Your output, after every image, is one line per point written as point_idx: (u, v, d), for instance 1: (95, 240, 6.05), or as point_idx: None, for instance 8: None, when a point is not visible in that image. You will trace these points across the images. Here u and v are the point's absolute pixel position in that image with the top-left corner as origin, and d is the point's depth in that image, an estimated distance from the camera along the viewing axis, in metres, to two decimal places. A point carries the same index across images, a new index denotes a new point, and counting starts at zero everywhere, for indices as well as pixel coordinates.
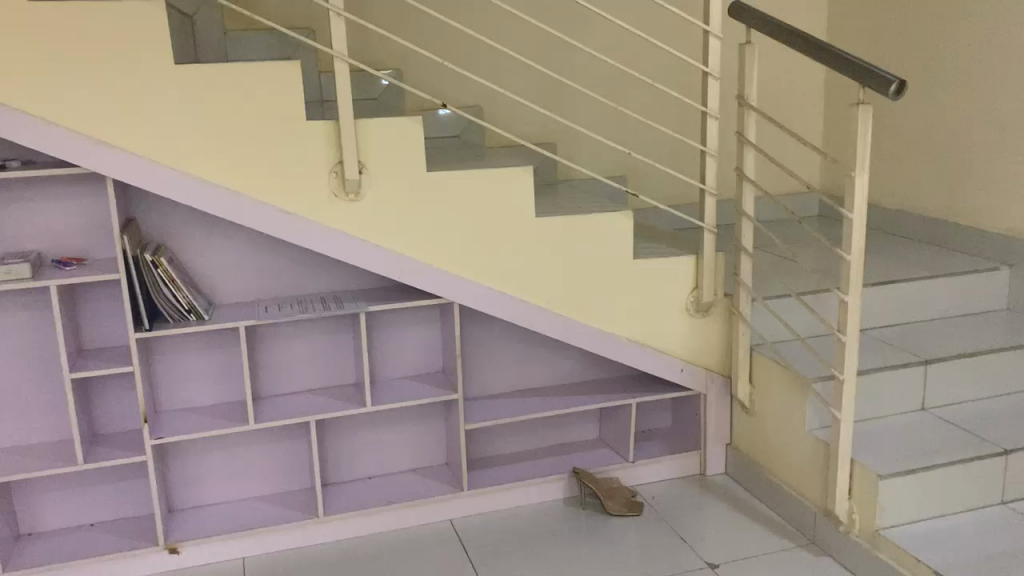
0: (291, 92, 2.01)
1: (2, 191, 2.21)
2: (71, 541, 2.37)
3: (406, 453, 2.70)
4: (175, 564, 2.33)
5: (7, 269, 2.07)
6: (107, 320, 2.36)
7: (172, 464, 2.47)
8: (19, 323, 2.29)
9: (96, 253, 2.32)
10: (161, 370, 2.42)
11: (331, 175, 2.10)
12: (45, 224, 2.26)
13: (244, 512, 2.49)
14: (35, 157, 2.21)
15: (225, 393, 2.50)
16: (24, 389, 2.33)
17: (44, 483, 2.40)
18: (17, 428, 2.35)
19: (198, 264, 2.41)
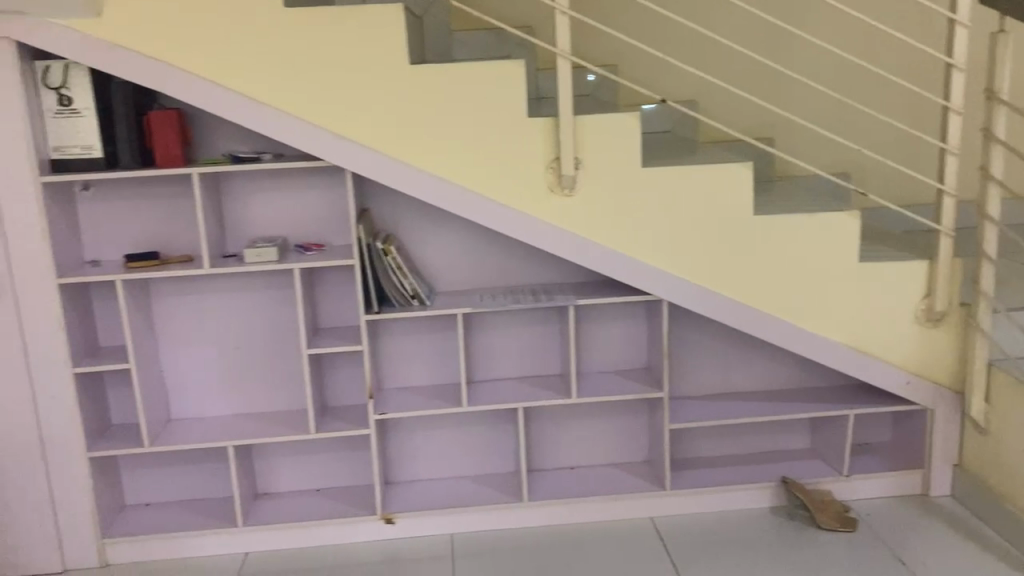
0: (513, 89, 2.09)
1: (255, 181, 2.45)
2: (300, 503, 2.59)
3: (611, 447, 2.72)
4: (392, 533, 2.49)
5: (258, 251, 2.30)
6: (338, 302, 2.55)
7: (390, 439, 2.64)
8: (265, 301, 2.53)
9: (333, 240, 2.51)
10: (384, 350, 2.59)
11: (548, 171, 2.15)
12: (290, 212, 2.48)
13: (454, 489, 2.62)
14: (284, 150, 2.43)
15: (441, 376, 2.63)
16: (265, 361, 2.57)
17: (279, 448, 2.64)
18: (258, 396, 2.59)
19: (421, 253, 2.55)
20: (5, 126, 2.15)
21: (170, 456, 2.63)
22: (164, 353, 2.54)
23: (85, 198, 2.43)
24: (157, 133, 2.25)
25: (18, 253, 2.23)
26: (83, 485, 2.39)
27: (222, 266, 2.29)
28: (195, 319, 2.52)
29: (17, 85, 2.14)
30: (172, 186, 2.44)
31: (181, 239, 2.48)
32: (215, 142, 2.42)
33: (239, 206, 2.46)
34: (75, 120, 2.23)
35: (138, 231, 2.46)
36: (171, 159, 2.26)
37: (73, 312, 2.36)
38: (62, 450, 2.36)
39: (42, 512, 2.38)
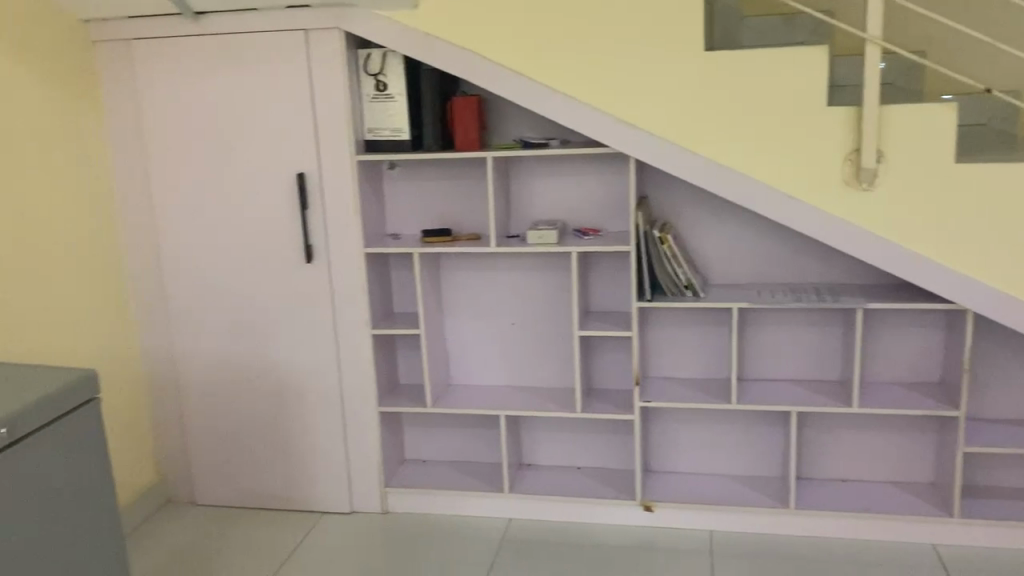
0: (812, 77, 1.99)
1: (541, 165, 2.53)
2: (561, 478, 2.67)
3: (890, 463, 2.53)
4: (650, 520, 2.51)
5: (539, 233, 2.39)
6: (612, 287, 2.59)
7: (653, 428, 2.65)
8: (542, 281, 2.62)
9: (611, 226, 2.54)
10: (654, 338, 2.59)
11: (845, 163, 2.02)
12: (572, 197, 2.54)
13: (715, 485, 2.57)
14: (571, 136, 2.49)
15: (710, 370, 2.58)
16: (538, 339, 2.67)
17: (545, 423, 2.74)
18: (529, 371, 2.70)
19: (698, 244, 2.51)
20: (331, 108, 2.40)
21: (446, 419, 2.82)
22: (448, 323, 2.72)
23: (390, 176, 2.65)
24: (457, 118, 2.40)
25: (333, 222, 2.49)
26: (372, 436, 2.63)
27: (506, 245, 2.41)
28: (477, 294, 2.67)
29: (343, 72, 2.37)
30: (465, 167, 2.60)
31: (470, 217, 2.63)
32: (507, 127, 2.53)
33: (525, 189, 2.56)
34: (389, 104, 2.43)
35: (433, 208, 2.65)
36: (468, 142, 2.40)
37: (374, 279, 2.60)
38: (357, 403, 2.61)
39: (337, 456, 2.66)
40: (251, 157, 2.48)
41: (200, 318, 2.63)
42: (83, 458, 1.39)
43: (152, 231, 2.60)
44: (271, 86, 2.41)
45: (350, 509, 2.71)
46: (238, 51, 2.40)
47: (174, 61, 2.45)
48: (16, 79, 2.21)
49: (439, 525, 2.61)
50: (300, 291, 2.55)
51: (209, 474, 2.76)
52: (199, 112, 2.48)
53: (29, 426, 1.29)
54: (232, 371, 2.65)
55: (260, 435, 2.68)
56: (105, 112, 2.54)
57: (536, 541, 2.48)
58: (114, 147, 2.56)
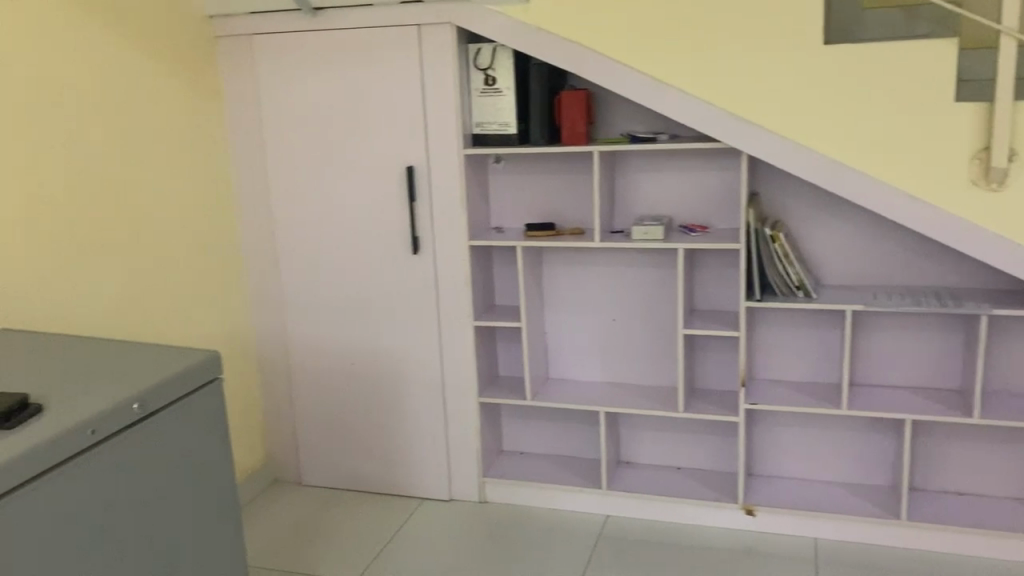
0: (940, 71, 1.90)
1: (649, 160, 2.51)
2: (661, 478, 2.65)
3: (1011, 478, 2.40)
4: (751, 525, 2.46)
5: (645, 229, 2.36)
6: (718, 285, 2.54)
7: (757, 431, 2.59)
8: (646, 278, 2.59)
9: (719, 223, 2.49)
10: (760, 339, 2.53)
11: (973, 162, 1.92)
12: (679, 193, 2.50)
13: (821, 492, 2.50)
14: (680, 130, 2.45)
15: (818, 374, 2.51)
16: (640, 336, 2.65)
17: (645, 421, 2.72)
18: (630, 368, 2.68)
19: (810, 243, 2.44)
20: (440, 102, 2.44)
21: (545, 413, 2.83)
22: (550, 318, 2.73)
23: (496, 169, 2.67)
24: (565, 112, 2.40)
25: (440, 215, 2.53)
26: (472, 427, 2.66)
27: (611, 240, 2.39)
28: (580, 289, 2.67)
29: (454, 67, 2.40)
30: (571, 161, 2.59)
31: (575, 211, 2.62)
32: (615, 122, 2.51)
33: (631, 185, 2.54)
34: (498, 98, 2.45)
35: (538, 202, 2.65)
36: (575, 137, 2.40)
37: (478, 271, 2.63)
38: (458, 393, 2.65)
39: (438, 445, 2.70)
40: (363, 149, 2.54)
41: (310, 305, 2.72)
42: (207, 435, 1.46)
43: (267, 220, 2.70)
44: (385, 80, 2.47)
45: (449, 497, 2.75)
46: (352, 46, 2.46)
47: (291, 56, 2.53)
48: (145, 73, 2.33)
49: (537, 518, 2.62)
50: (406, 282, 2.61)
51: (315, 456, 2.85)
52: (315, 104, 2.55)
53: (159, 402, 1.36)
54: (339, 358, 2.73)
55: (364, 420, 2.75)
56: (226, 105, 2.65)
57: (633, 540, 2.47)
58: (233, 139, 2.67)
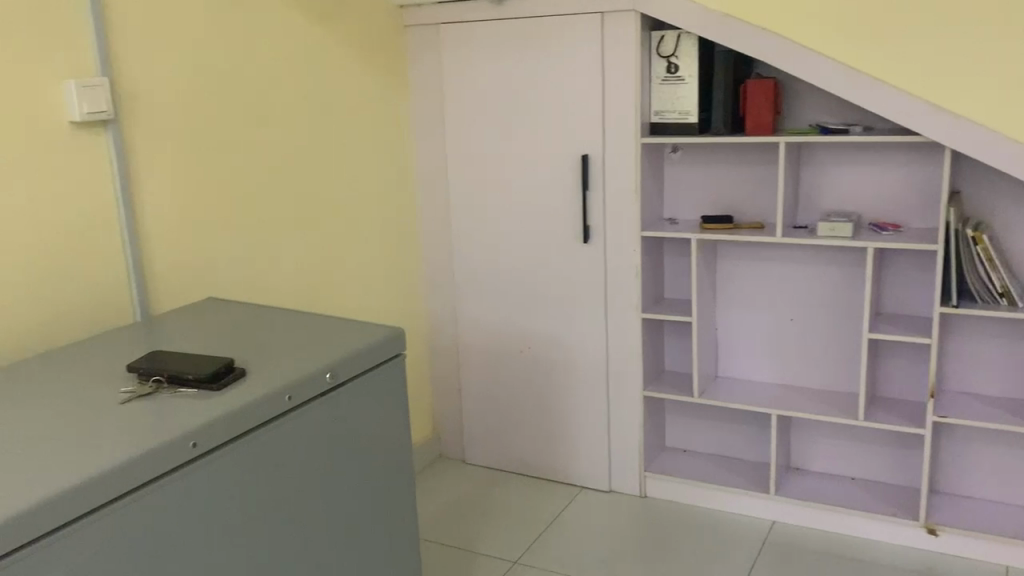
0: None
1: (838, 153, 2.38)
2: (834, 488, 2.52)
3: None
4: (933, 546, 2.30)
5: (832, 225, 2.25)
6: (908, 288, 2.38)
7: (944, 446, 2.42)
8: (828, 277, 2.47)
9: (914, 222, 2.34)
10: (953, 348, 2.36)
11: None
12: (869, 189, 2.36)
13: (1015, 518, 2.30)
14: (875, 123, 2.31)
15: (1019, 389, 2.30)
16: (818, 337, 2.52)
17: (818, 426, 2.60)
18: (806, 370, 2.57)
19: (1018, 247, 2.24)
20: (620, 90, 2.41)
21: (710, 411, 2.75)
22: (722, 314, 2.65)
23: (672, 159, 2.62)
24: (750, 101, 2.31)
25: (613, 204, 2.50)
26: (636, 419, 2.63)
27: (793, 236, 2.29)
28: (756, 285, 2.57)
29: (636, 54, 2.37)
30: (753, 153, 2.50)
31: (754, 205, 2.53)
32: (803, 111, 2.39)
33: (817, 179, 2.42)
34: (679, 86, 2.40)
35: (715, 194, 2.58)
36: (760, 126, 2.31)
37: (649, 263, 2.59)
38: (623, 385, 2.62)
39: (601, 434, 2.69)
40: (541, 136, 2.55)
41: (481, 289, 2.77)
42: (389, 406, 1.51)
43: (443, 204, 2.77)
44: (566, 67, 2.46)
45: (609, 488, 2.73)
46: (536, 34, 2.48)
47: (475, 45, 2.58)
48: (343, 62, 2.43)
49: (699, 517, 2.56)
50: (575, 271, 2.60)
51: (479, 437, 2.91)
52: (496, 91, 2.59)
53: (348, 372, 1.42)
54: (507, 342, 2.77)
55: (529, 405, 2.78)
56: (411, 92, 2.73)
57: (802, 549, 2.36)
58: (416, 124, 2.75)
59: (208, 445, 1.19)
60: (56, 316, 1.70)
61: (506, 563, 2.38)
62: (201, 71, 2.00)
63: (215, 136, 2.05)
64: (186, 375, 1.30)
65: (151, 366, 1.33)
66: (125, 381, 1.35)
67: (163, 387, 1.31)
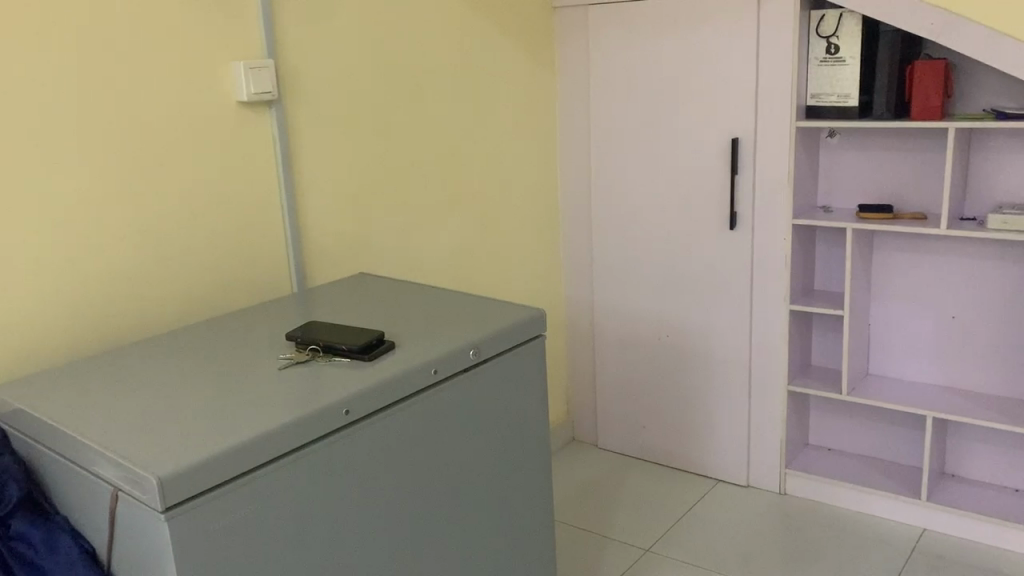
0: None
1: (1016, 140, 2.20)
2: (994, 499, 2.36)
3: None
4: None
5: (1006, 218, 2.09)
6: None
7: None
8: (999, 273, 2.30)
9: None
10: None
11: None
12: None
13: None
14: None
15: None
16: (985, 338, 2.36)
17: (981, 432, 2.43)
18: (967, 372, 2.41)
19: None
20: (776, 72, 2.32)
21: (860, 409, 2.63)
22: (877, 308, 2.52)
23: (829, 144, 2.50)
24: (917, 83, 2.17)
25: (763, 190, 2.42)
26: (778, 413, 2.55)
27: (959, 229, 2.15)
28: (915, 280, 2.43)
29: (792, 34, 2.27)
30: (918, 139, 2.35)
31: (918, 194, 2.39)
32: (977, 95, 2.23)
33: (989, 168, 2.26)
34: (840, 68, 2.28)
35: (876, 181, 2.45)
36: (928, 111, 2.17)
37: (800, 252, 2.49)
38: (766, 378, 2.54)
39: (739, 427, 2.62)
40: (690, 120, 2.50)
41: (621, 273, 2.75)
42: (529, 386, 1.53)
43: (587, 187, 2.75)
44: (719, 49, 2.40)
45: (746, 482, 2.66)
46: (688, 15, 2.42)
47: (623, 26, 2.54)
48: (492, 43, 2.45)
49: (842, 519, 2.46)
50: (720, 258, 2.54)
51: (615, 423, 2.89)
52: (643, 74, 2.55)
53: (490, 350, 1.44)
54: (646, 328, 2.74)
55: (667, 392, 2.74)
56: (558, 74, 2.73)
57: (955, 561, 2.23)
58: (562, 106, 2.74)
59: (358, 414, 1.24)
60: (219, 287, 1.81)
61: (638, 550, 2.36)
62: (359, 54, 2.07)
63: (369, 117, 2.12)
64: (340, 345, 1.35)
65: (307, 335, 1.40)
66: (283, 348, 1.43)
67: (318, 356, 1.37)
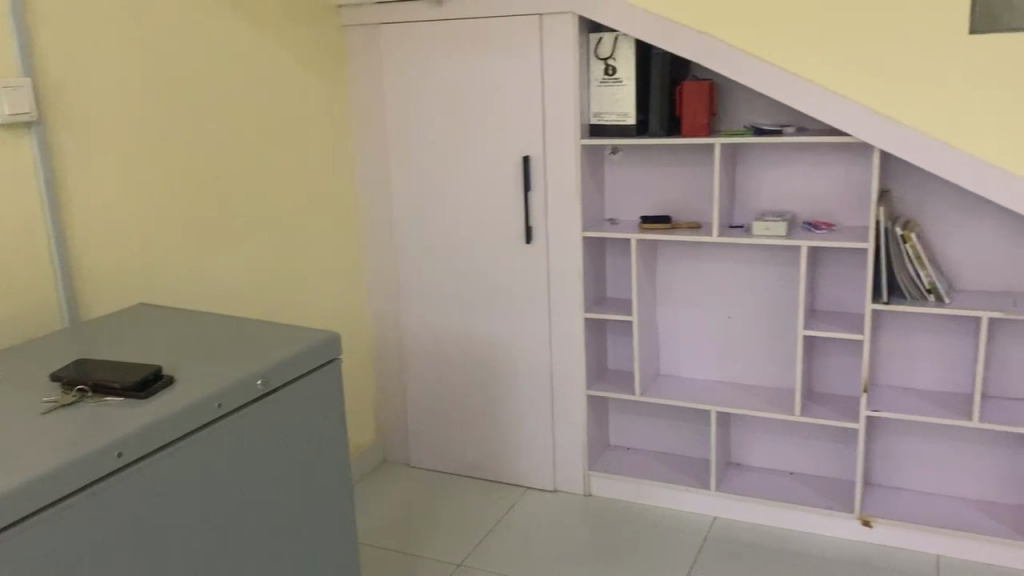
0: None
1: (774, 154, 2.42)
2: (773, 482, 2.57)
3: None
4: (868, 537, 2.36)
5: (767, 224, 2.29)
6: (841, 285, 2.43)
7: (876, 438, 2.48)
8: (766, 276, 2.51)
9: (845, 221, 2.39)
10: (885, 344, 2.40)
11: None
12: (804, 189, 2.41)
13: (947, 509, 2.37)
14: (807, 124, 2.36)
15: (952, 383, 2.35)
16: (758, 336, 2.57)
17: (759, 423, 2.64)
18: (744, 368, 2.61)
19: (943, 245, 2.29)
20: (560, 91, 2.42)
21: (653, 408, 2.78)
22: (663, 313, 2.68)
23: (612, 161, 2.64)
24: (686, 102, 2.34)
25: (555, 204, 2.51)
26: (580, 419, 2.65)
27: (729, 236, 2.33)
28: (696, 285, 2.61)
29: (573, 55, 2.38)
30: (691, 155, 2.53)
31: (693, 205, 2.56)
32: (738, 113, 2.44)
33: (752, 180, 2.46)
34: (617, 88, 2.42)
35: (655, 193, 2.60)
36: (696, 128, 2.34)
37: (591, 264, 2.60)
38: (566, 385, 2.64)
39: (544, 434, 2.70)
40: (481, 137, 2.55)
41: (423, 290, 2.76)
42: (324, 411, 1.49)
43: (385, 205, 2.75)
44: (505, 69, 2.47)
45: (554, 488, 2.74)
46: (476, 34, 2.48)
47: (415, 46, 2.56)
48: (279, 61, 2.40)
49: (643, 514, 2.59)
50: (517, 272, 2.61)
51: (424, 440, 2.90)
52: (435, 92, 2.58)
53: (280, 378, 1.40)
54: (451, 344, 2.76)
55: (473, 405, 2.78)
56: (351, 93, 2.71)
57: (743, 543, 2.40)
58: (356, 125, 2.73)
59: (134, 456, 1.16)
60: None
61: (451, 565, 2.37)
62: (131, 70, 1.96)
63: (145, 140, 2.00)
64: (112, 384, 1.27)
65: (76, 375, 1.30)
66: (49, 390, 1.32)
67: (87, 397, 1.28)
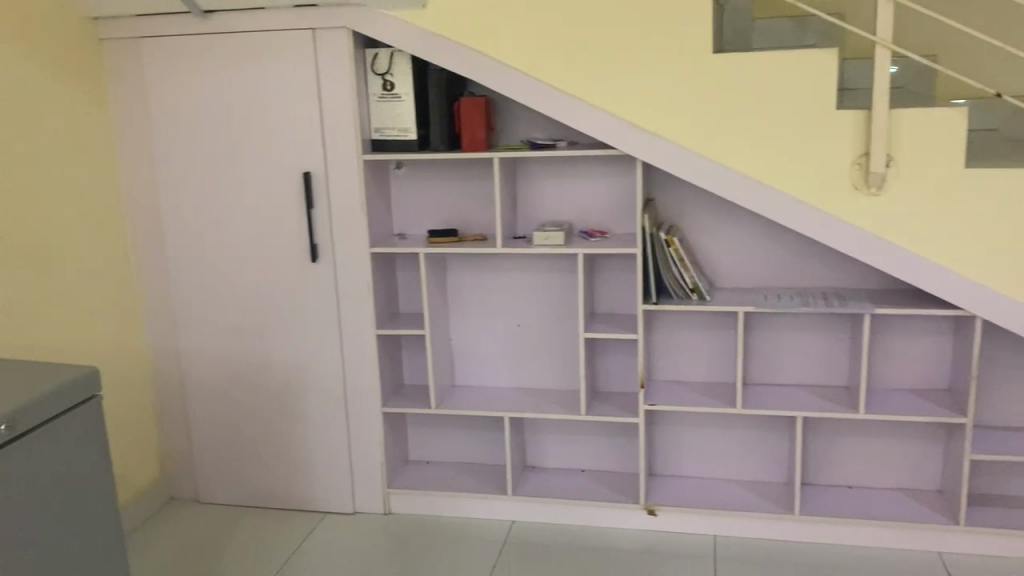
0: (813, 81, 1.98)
1: (549, 166, 2.52)
2: (566, 481, 2.67)
3: (897, 470, 2.50)
4: (653, 525, 2.51)
5: (546, 234, 2.38)
6: (618, 289, 2.57)
7: (656, 431, 2.64)
8: (548, 283, 2.61)
9: (617, 229, 2.53)
10: (658, 342, 2.56)
11: (855, 167, 2.01)
12: (579, 199, 2.53)
13: (720, 490, 2.56)
14: (578, 138, 2.48)
15: (718, 374, 2.54)
16: (544, 341, 2.66)
17: (551, 425, 2.73)
18: (534, 373, 2.69)
19: (704, 247, 2.48)
20: (338, 106, 2.40)
21: (450, 419, 2.81)
22: (453, 324, 2.71)
23: (397, 175, 2.65)
24: (464, 118, 2.39)
25: (339, 220, 2.48)
26: (376, 435, 2.62)
27: (511, 246, 2.40)
28: (483, 295, 2.67)
29: (349, 70, 2.37)
30: (472, 169, 2.59)
31: (477, 217, 2.62)
32: (515, 128, 2.52)
33: (531, 191, 2.55)
34: (396, 104, 2.43)
35: (440, 207, 2.64)
36: (474, 142, 2.39)
37: (380, 279, 2.59)
38: (360, 403, 2.60)
39: (340, 455, 2.65)
40: (258, 153, 2.48)
41: (204, 315, 2.63)
42: (83, 455, 1.38)
43: (157, 228, 2.60)
44: (280, 83, 2.41)
45: (353, 508, 2.70)
46: (247, 49, 2.40)
47: (182, 59, 2.45)
48: (25, 74, 2.21)
49: (443, 525, 2.61)
50: (303, 292, 2.55)
51: (213, 473, 2.76)
52: (206, 108, 2.47)
53: (27, 423, 1.28)
54: (237, 369, 2.65)
55: (263, 431, 2.68)
56: (113, 109, 2.54)
57: (539, 543, 2.48)
58: (120, 143, 2.56)
59: None
60: None
61: None
62: None
63: None
64: None
65: None
66: None
67: None
